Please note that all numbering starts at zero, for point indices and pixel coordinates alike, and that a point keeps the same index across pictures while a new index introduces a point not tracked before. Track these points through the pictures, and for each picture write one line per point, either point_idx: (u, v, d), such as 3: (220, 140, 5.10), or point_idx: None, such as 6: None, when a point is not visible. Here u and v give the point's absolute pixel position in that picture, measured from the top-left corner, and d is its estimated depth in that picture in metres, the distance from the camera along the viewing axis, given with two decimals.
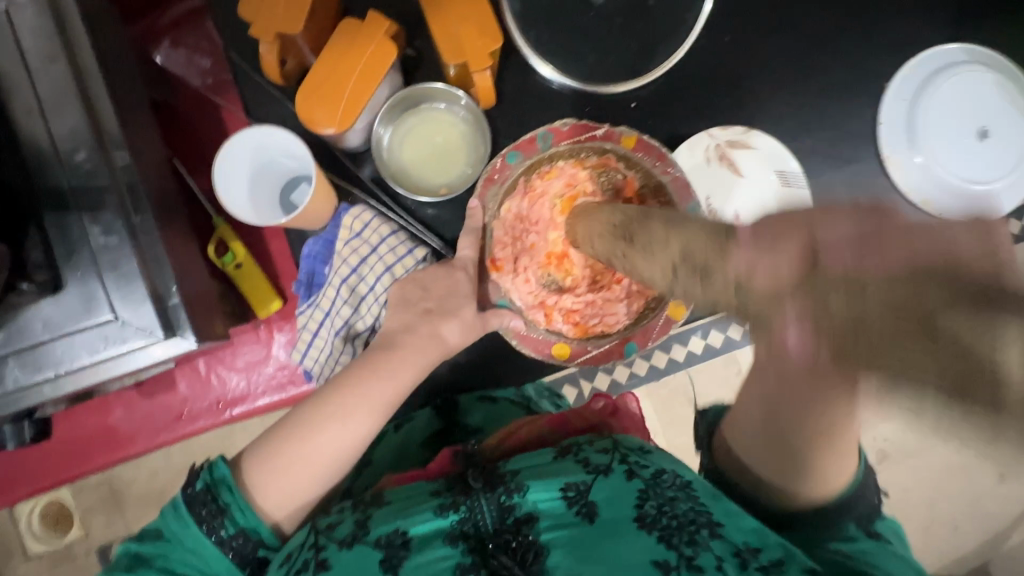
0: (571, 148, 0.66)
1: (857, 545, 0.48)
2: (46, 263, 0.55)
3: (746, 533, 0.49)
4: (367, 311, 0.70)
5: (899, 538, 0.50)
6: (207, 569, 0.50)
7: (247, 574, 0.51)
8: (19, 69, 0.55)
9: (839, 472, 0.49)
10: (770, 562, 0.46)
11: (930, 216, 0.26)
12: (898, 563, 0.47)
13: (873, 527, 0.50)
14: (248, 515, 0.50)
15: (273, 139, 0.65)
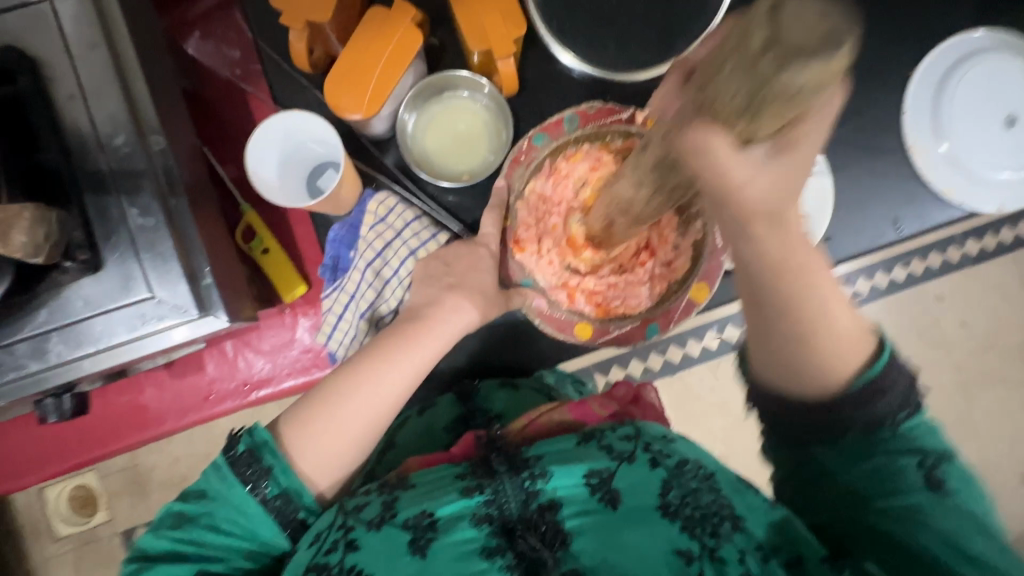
0: (597, 130, 0.67)
1: (905, 499, 0.45)
2: (88, 243, 0.57)
3: (763, 525, 0.50)
4: (391, 294, 0.72)
5: (966, 482, 0.46)
6: (253, 533, 0.51)
7: (287, 536, 0.52)
8: (62, 57, 0.57)
9: (840, 340, 0.45)
10: (786, 560, 0.49)
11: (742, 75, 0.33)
12: (958, 516, 0.44)
13: (933, 470, 0.45)
14: (291, 476, 0.52)
15: (310, 126, 0.66)
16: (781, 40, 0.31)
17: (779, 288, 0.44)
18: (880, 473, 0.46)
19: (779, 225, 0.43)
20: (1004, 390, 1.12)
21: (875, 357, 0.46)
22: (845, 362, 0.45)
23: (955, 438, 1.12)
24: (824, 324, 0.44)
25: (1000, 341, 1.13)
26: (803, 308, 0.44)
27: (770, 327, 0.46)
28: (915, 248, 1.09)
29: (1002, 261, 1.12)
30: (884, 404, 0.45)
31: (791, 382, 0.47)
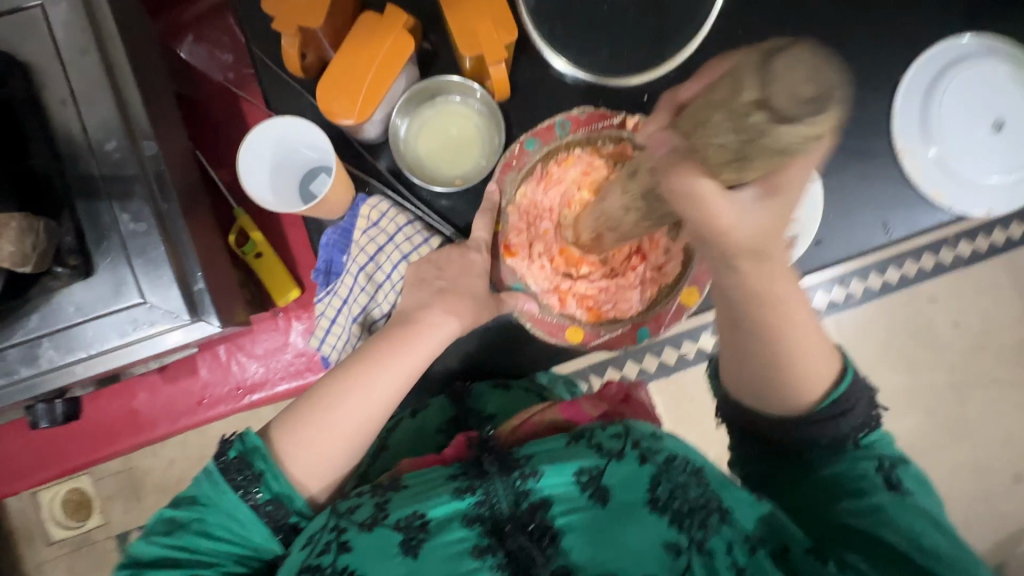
0: (588, 136, 0.67)
1: (871, 500, 0.47)
2: (79, 248, 0.57)
3: (752, 518, 0.51)
4: (384, 298, 0.72)
5: (921, 485, 0.49)
6: (245, 537, 0.51)
7: (280, 541, 0.52)
8: (53, 63, 0.57)
9: (811, 362, 0.49)
10: (772, 551, 0.50)
11: (732, 122, 0.35)
12: (917, 514, 0.47)
13: (892, 472, 0.48)
14: (281, 481, 0.52)
15: (297, 129, 0.66)
16: (777, 102, 0.32)
17: (757, 317, 0.48)
18: (845, 475, 0.49)
19: (760, 259, 0.47)
20: (997, 391, 1.13)
21: (840, 376, 0.50)
22: (814, 380, 0.49)
23: (949, 439, 1.13)
24: (792, 337, 0.48)
25: (992, 342, 1.14)
26: (775, 329, 0.48)
27: (749, 367, 0.50)
28: (907, 249, 1.10)
29: (993, 263, 1.13)
30: (845, 424, 0.49)
31: (765, 399, 0.51)
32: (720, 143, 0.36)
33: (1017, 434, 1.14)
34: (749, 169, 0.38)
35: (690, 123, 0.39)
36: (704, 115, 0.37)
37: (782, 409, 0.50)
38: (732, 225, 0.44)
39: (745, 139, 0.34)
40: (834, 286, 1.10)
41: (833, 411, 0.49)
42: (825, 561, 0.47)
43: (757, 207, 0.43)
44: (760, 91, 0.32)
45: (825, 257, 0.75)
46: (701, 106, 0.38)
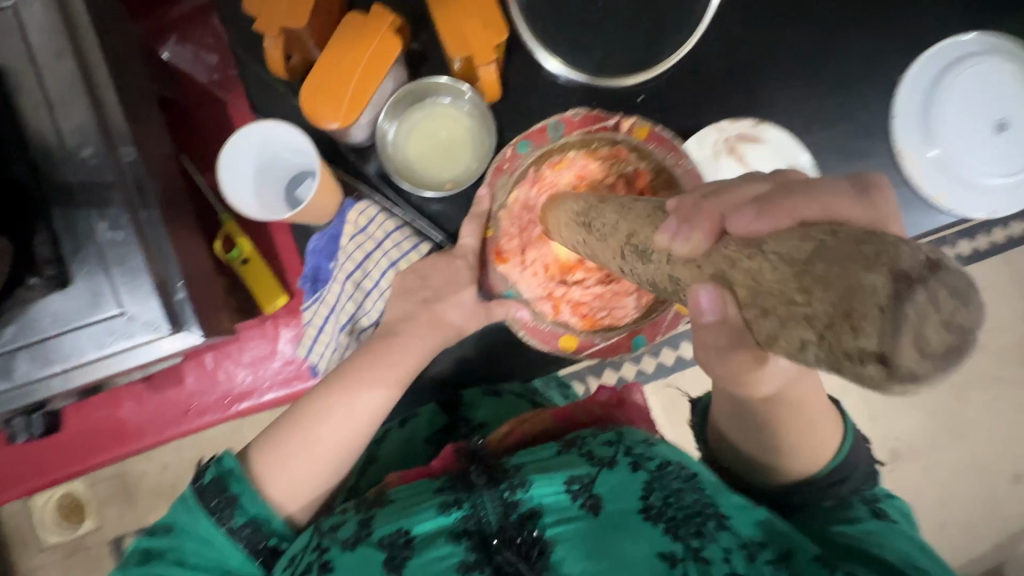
0: (585, 138, 0.65)
1: (861, 527, 0.48)
2: (55, 259, 0.56)
3: (750, 526, 0.49)
4: (372, 306, 0.70)
5: (907, 518, 0.50)
6: (224, 561, 0.49)
7: (260, 565, 0.51)
8: (27, 67, 0.55)
9: (817, 443, 0.51)
10: (775, 555, 0.47)
11: (802, 337, 0.24)
12: (907, 540, 0.47)
13: (877, 505, 0.50)
14: (259, 503, 0.50)
15: (274, 134, 0.64)
16: (901, 358, 0.21)
17: (765, 415, 0.49)
18: (838, 510, 0.50)
19: (802, 375, 0.46)
20: (999, 391, 1.12)
21: (841, 441, 0.52)
22: (816, 458, 0.51)
23: (952, 440, 1.12)
24: (795, 427, 0.49)
25: (994, 343, 1.12)
26: (785, 427, 0.49)
27: (757, 437, 0.51)
28: (905, 250, 1.10)
29: (995, 263, 1.11)
30: (843, 488, 0.51)
31: (761, 468, 0.53)
32: (794, 329, 0.25)
33: (1019, 434, 1.13)
34: (830, 372, 0.27)
35: (753, 276, 0.28)
36: (779, 325, 0.26)
37: (772, 480, 0.53)
38: (766, 383, 0.39)
39: (827, 360, 0.24)
40: None
41: (828, 479, 0.51)
42: (833, 569, 0.45)
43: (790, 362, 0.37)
44: (843, 310, 0.23)
45: None
46: (752, 269, 0.28)
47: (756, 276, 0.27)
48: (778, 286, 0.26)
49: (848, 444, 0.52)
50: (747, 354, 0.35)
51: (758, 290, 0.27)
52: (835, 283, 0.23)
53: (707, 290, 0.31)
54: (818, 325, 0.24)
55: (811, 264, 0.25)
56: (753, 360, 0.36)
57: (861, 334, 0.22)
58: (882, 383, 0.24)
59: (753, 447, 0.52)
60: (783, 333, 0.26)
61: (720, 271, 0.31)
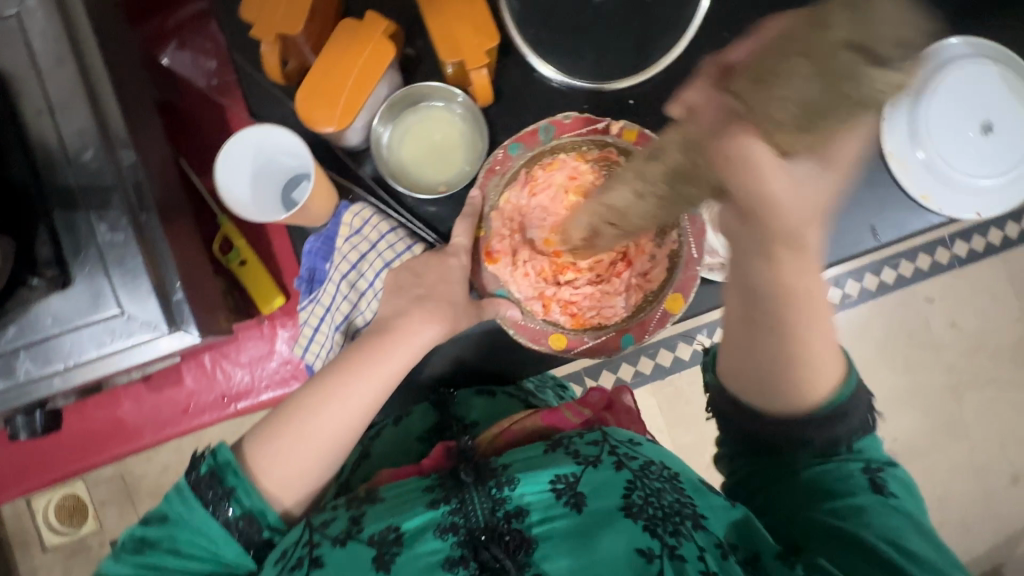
0: (574, 141, 0.67)
1: (852, 500, 0.47)
2: (55, 260, 0.57)
3: (725, 525, 0.50)
4: (367, 306, 0.72)
5: (907, 491, 0.48)
6: (217, 554, 0.50)
7: (253, 556, 0.52)
8: (30, 73, 0.57)
9: (822, 361, 0.48)
10: (744, 559, 0.49)
11: (808, 83, 0.34)
12: (899, 518, 0.46)
13: (877, 474, 0.48)
14: (253, 496, 0.51)
15: (272, 138, 0.66)
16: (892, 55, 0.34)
17: (774, 307, 0.48)
18: (829, 474, 0.48)
19: (796, 246, 0.47)
20: (994, 392, 1.12)
21: (848, 374, 0.49)
22: (823, 381, 0.49)
23: (947, 440, 1.13)
24: (802, 336, 0.48)
25: (989, 343, 1.13)
26: (792, 324, 0.48)
27: (767, 340, 0.49)
28: (902, 250, 1.10)
29: (989, 264, 1.12)
30: (844, 427, 0.49)
31: (771, 390, 0.49)
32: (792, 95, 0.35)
33: (1013, 434, 1.13)
34: (811, 139, 0.38)
35: (755, 87, 0.38)
36: (768, 73, 0.37)
37: (781, 411, 0.49)
38: (790, 193, 0.45)
39: (806, 114, 0.36)
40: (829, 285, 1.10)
41: (835, 412, 0.48)
42: (793, 565, 0.46)
43: (809, 176, 0.44)
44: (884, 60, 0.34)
45: None
46: (767, 61, 0.37)
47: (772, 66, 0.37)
48: (777, 51, 0.37)
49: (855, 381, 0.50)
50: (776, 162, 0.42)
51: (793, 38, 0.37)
52: (845, 21, 0.34)
53: (712, 99, 0.43)
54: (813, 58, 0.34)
55: (786, 46, 0.37)
56: (774, 177, 0.43)
57: (872, 76, 0.34)
58: (842, 120, 0.37)
59: (758, 378, 0.50)
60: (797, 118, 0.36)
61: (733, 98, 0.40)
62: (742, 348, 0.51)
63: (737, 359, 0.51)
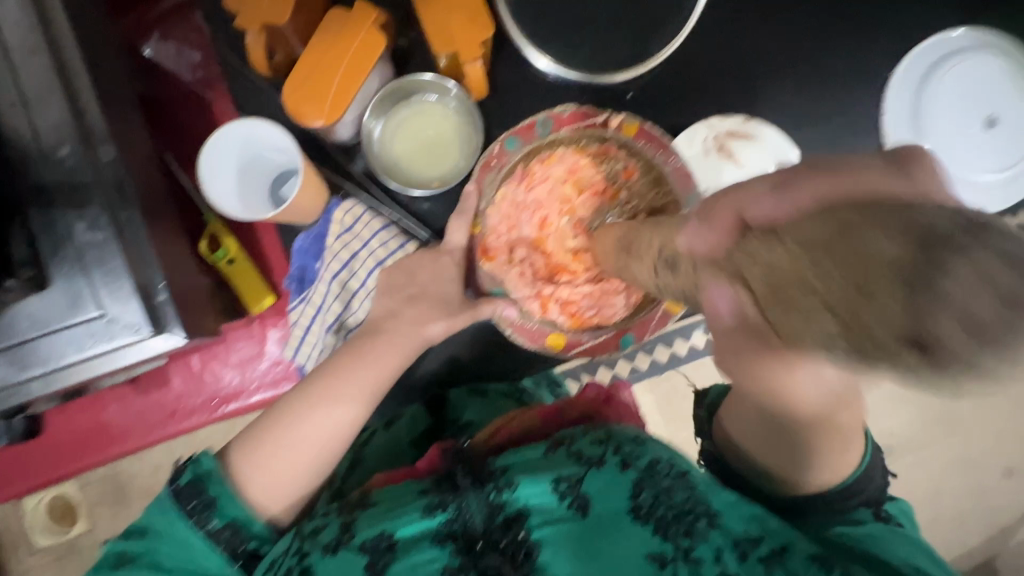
0: (573, 135, 0.65)
1: (862, 528, 0.49)
2: (31, 260, 0.54)
3: (744, 521, 0.48)
4: (359, 305, 0.69)
5: (904, 516, 0.51)
6: (203, 565, 0.48)
7: (240, 567, 0.50)
8: (1, 64, 0.54)
9: (842, 454, 0.48)
10: (770, 551, 0.47)
11: (822, 277, 0.23)
12: (907, 543, 0.48)
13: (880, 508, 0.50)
14: (238, 506, 0.50)
15: (258, 131, 0.63)
16: (840, 285, 0.22)
17: (804, 432, 0.45)
18: (841, 511, 0.50)
19: (826, 430, 0.45)
20: (990, 387, 1.12)
21: (860, 458, 0.49)
22: (840, 469, 0.49)
23: (944, 435, 1.12)
24: (827, 447, 0.47)
25: None
26: (817, 446, 0.46)
27: (783, 451, 0.48)
28: None
29: None
30: (851, 505, 0.50)
31: (781, 480, 0.50)
32: (816, 325, 0.23)
33: (1010, 429, 1.13)
34: (835, 358, 0.25)
35: (764, 278, 0.27)
36: (772, 279, 0.26)
37: (789, 491, 0.51)
38: (810, 394, 0.38)
39: (797, 301, 0.24)
40: None
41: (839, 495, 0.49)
42: (830, 568, 0.44)
43: (835, 382, 0.37)
44: (915, 282, 0.19)
45: None
46: (785, 288, 0.25)
47: (768, 261, 0.27)
48: (792, 258, 0.24)
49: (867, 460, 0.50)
50: (783, 362, 0.32)
51: (770, 279, 0.26)
52: (824, 257, 0.23)
53: (726, 289, 0.32)
54: (856, 255, 0.21)
55: (831, 232, 0.23)
56: (796, 383, 0.36)
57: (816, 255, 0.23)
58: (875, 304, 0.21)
59: (769, 446, 0.49)
60: (774, 300, 0.26)
61: (802, 240, 0.24)
62: (773, 431, 0.47)
63: (757, 435, 0.49)
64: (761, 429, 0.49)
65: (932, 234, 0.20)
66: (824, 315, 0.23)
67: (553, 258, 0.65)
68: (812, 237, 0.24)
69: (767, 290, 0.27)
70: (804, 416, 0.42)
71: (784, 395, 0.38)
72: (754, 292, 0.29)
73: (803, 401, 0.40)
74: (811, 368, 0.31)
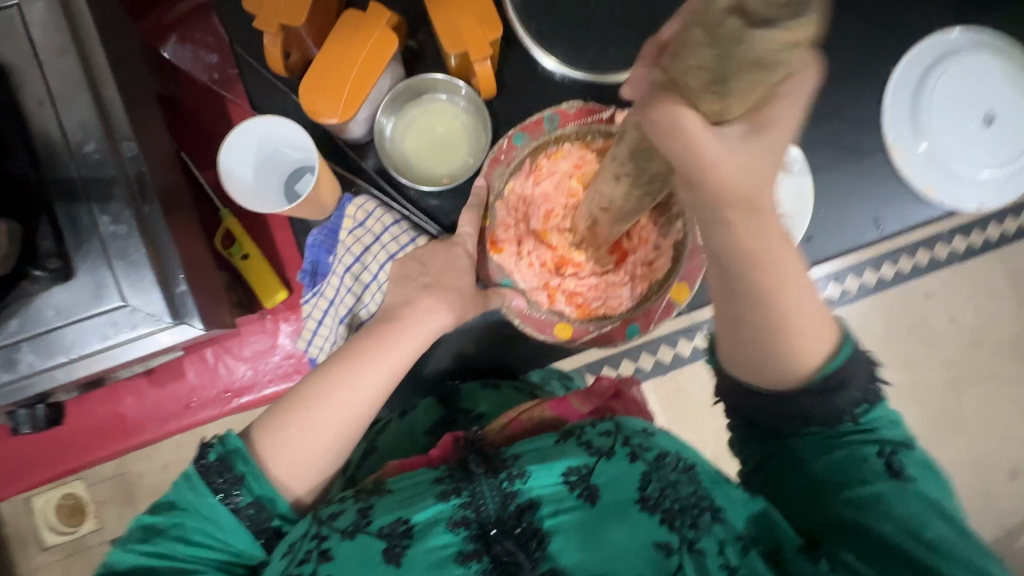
0: (580, 130, 0.67)
1: (867, 489, 0.45)
2: (57, 252, 0.57)
3: (744, 517, 0.50)
4: (371, 299, 0.72)
5: (925, 468, 0.46)
6: (227, 543, 0.50)
7: (262, 545, 0.52)
8: (31, 64, 0.56)
9: (810, 329, 0.43)
10: (764, 552, 0.49)
11: (702, 40, 0.30)
12: (917, 503, 0.44)
13: (892, 458, 0.45)
14: (263, 484, 0.51)
15: (276, 129, 0.66)
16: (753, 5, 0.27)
17: (754, 280, 0.41)
18: (845, 462, 0.46)
19: (755, 216, 0.40)
20: (993, 386, 1.13)
21: (838, 347, 0.45)
22: (812, 351, 0.44)
23: (946, 434, 1.13)
24: (788, 305, 0.42)
25: (988, 337, 1.13)
26: (781, 301, 0.42)
27: (749, 333, 0.44)
28: (903, 245, 1.09)
29: (990, 259, 1.12)
30: (846, 397, 0.45)
31: (760, 371, 0.45)
32: (698, 64, 0.30)
33: (1013, 429, 1.14)
34: (730, 105, 0.33)
35: (694, 76, 0.32)
36: (680, 44, 0.32)
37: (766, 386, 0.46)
38: (721, 166, 0.37)
39: (712, 70, 0.30)
40: (830, 282, 1.08)
41: (829, 382, 0.44)
42: (818, 560, 0.46)
43: (743, 144, 0.36)
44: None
45: (816, 255, 0.74)
46: (681, 33, 0.33)
47: (685, 84, 0.33)
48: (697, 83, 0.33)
49: (848, 346, 0.45)
50: (694, 122, 0.35)
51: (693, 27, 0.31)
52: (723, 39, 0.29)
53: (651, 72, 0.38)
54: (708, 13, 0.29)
55: (689, 23, 0.33)
56: (707, 140, 0.35)
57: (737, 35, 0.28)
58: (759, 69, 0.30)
59: (748, 351, 0.45)
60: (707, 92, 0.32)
61: (659, 71, 0.37)
62: (738, 328, 0.44)
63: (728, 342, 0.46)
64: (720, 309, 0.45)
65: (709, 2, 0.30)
66: (731, 66, 0.29)
67: (559, 251, 0.67)
68: (696, 12, 0.32)
69: (680, 102, 0.35)
70: (748, 245, 0.40)
71: (695, 147, 0.36)
72: (688, 103, 0.34)
73: (732, 181, 0.37)
74: (715, 133, 0.35)
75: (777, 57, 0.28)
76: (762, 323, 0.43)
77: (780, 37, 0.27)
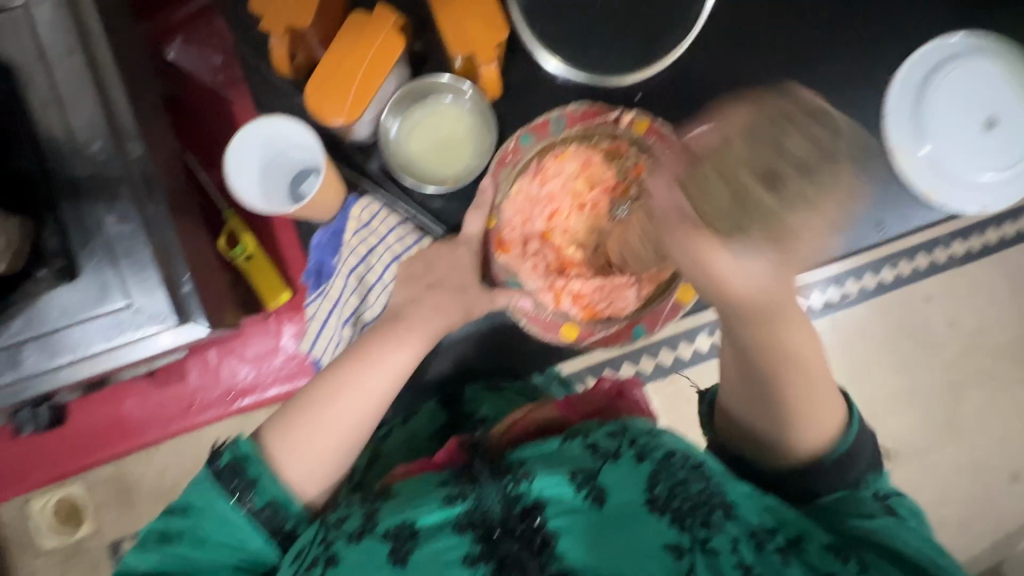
0: (585, 131, 0.66)
1: (875, 521, 0.49)
2: (62, 250, 0.57)
3: (759, 512, 0.50)
4: (375, 300, 0.70)
5: (915, 514, 0.51)
6: (244, 543, 0.50)
7: (277, 543, 0.51)
8: (37, 63, 0.56)
9: (817, 416, 0.52)
10: (785, 542, 0.48)
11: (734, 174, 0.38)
12: (916, 535, 0.48)
13: (887, 501, 0.51)
14: (276, 486, 0.51)
15: (281, 130, 0.66)
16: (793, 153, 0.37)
17: (768, 369, 0.51)
18: (847, 502, 0.51)
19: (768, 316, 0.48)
20: (995, 390, 1.13)
21: (845, 427, 0.53)
22: (819, 432, 0.52)
23: (949, 438, 1.13)
24: (798, 398, 0.51)
25: (989, 341, 1.14)
26: (786, 388, 0.51)
27: (757, 412, 0.53)
28: (901, 249, 1.10)
29: (990, 263, 1.13)
30: (845, 472, 0.52)
31: (773, 446, 0.53)
32: (712, 199, 0.40)
33: (1014, 433, 1.14)
34: (754, 226, 0.38)
35: (701, 186, 0.40)
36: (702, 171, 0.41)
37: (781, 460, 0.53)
38: (742, 286, 0.44)
39: (741, 196, 0.38)
40: (830, 286, 1.10)
41: (840, 459, 0.52)
42: (846, 559, 0.46)
43: (762, 274, 0.43)
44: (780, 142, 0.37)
45: None
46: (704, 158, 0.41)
47: (706, 141, 0.42)
48: (707, 154, 0.41)
49: (853, 427, 0.54)
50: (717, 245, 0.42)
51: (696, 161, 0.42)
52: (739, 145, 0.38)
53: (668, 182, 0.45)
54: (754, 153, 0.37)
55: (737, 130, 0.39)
56: (730, 269, 0.43)
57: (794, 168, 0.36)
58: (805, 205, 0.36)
59: (756, 401, 0.53)
60: (726, 202, 0.39)
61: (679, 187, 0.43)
62: (750, 381, 0.52)
63: (742, 393, 0.53)
64: (741, 395, 0.54)
65: (781, 117, 0.39)
66: (745, 216, 0.38)
67: (563, 252, 0.67)
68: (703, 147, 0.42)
69: (692, 176, 0.41)
70: (769, 344, 0.50)
71: (714, 277, 0.44)
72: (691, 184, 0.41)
73: (750, 291, 0.45)
74: (729, 249, 0.41)
75: (777, 207, 0.36)
76: (769, 394, 0.52)
77: (810, 203, 0.36)
